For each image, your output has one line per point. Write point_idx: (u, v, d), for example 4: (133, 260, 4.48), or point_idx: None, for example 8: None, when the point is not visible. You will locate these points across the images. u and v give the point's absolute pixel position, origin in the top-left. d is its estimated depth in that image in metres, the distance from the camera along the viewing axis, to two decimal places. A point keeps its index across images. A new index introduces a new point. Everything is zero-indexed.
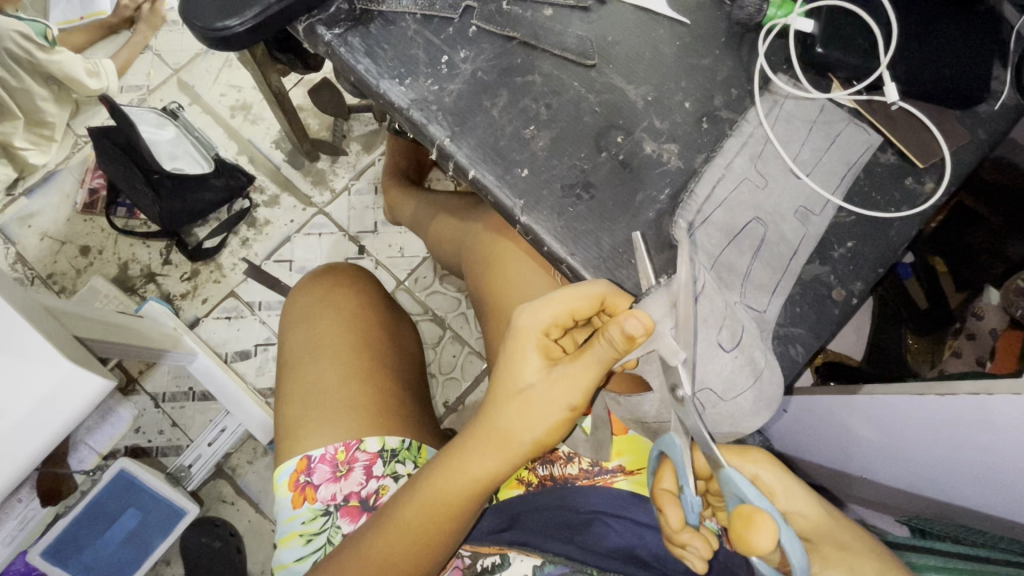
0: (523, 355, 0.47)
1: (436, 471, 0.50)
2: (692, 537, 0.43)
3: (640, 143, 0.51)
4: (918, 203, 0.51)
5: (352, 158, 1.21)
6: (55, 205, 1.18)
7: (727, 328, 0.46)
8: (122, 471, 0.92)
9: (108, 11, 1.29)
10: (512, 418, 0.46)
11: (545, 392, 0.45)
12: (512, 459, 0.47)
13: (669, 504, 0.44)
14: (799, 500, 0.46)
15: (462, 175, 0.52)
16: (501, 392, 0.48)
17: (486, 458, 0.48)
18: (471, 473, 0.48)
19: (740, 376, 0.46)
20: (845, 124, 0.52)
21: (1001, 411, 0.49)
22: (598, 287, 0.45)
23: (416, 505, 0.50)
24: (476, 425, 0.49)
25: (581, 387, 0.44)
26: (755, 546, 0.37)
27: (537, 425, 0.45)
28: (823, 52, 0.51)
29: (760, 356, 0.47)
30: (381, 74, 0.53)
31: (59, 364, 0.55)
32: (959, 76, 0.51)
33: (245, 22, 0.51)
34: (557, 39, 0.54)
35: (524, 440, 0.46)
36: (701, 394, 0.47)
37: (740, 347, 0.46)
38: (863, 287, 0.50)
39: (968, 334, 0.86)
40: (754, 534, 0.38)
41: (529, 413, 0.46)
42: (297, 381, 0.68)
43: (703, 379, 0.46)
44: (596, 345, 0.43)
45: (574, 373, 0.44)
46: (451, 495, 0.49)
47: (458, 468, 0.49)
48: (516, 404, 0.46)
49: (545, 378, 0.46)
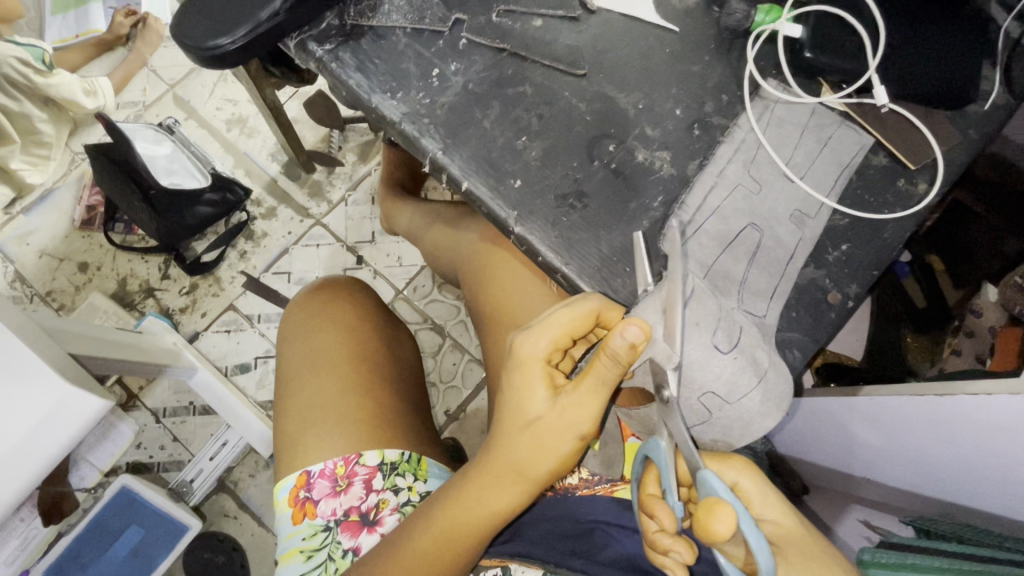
0: (527, 383, 0.46)
1: (451, 502, 0.50)
2: (674, 542, 0.41)
3: (632, 151, 0.51)
4: (911, 204, 0.52)
5: (348, 169, 1.21)
6: (52, 222, 1.18)
7: (722, 329, 0.46)
8: (123, 489, 0.93)
9: (102, 28, 1.29)
10: (524, 448, 0.46)
11: (555, 421, 0.45)
12: (526, 485, 0.47)
13: (659, 506, 0.43)
14: (771, 507, 0.46)
15: (455, 187, 0.52)
16: (508, 424, 0.47)
17: (500, 487, 0.48)
18: (488, 504, 0.48)
19: (743, 377, 0.46)
20: (837, 127, 0.52)
21: (1001, 410, 0.49)
22: (590, 301, 0.44)
23: (435, 536, 0.50)
24: (486, 457, 0.48)
25: (590, 410, 0.44)
26: (714, 534, 0.38)
27: (551, 453, 0.46)
28: (812, 56, 0.51)
29: (762, 356, 0.47)
30: (372, 88, 0.53)
31: (55, 385, 0.55)
32: (950, 75, 0.51)
33: (236, 40, 0.51)
34: (548, 49, 0.54)
35: (539, 468, 0.46)
36: (705, 397, 0.46)
37: (736, 349, 0.46)
38: (858, 289, 0.50)
39: (967, 332, 0.86)
40: (713, 520, 0.38)
41: (542, 441, 0.45)
42: (297, 403, 0.67)
43: (704, 383, 0.46)
44: (600, 365, 0.43)
45: (582, 397, 0.44)
46: (466, 523, 0.49)
47: (472, 499, 0.49)
48: (527, 435, 0.46)
49: (552, 404, 0.45)
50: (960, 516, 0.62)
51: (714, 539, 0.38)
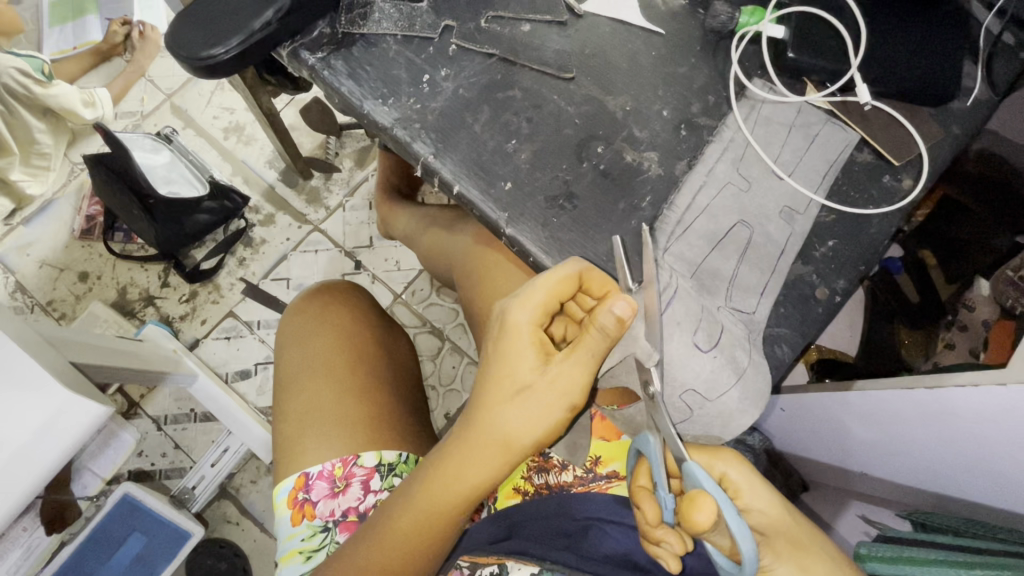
0: (517, 350, 0.46)
1: (433, 472, 0.49)
2: (666, 533, 0.43)
3: (621, 153, 0.52)
4: (896, 200, 0.52)
5: (345, 175, 1.22)
6: (52, 233, 1.19)
7: (703, 329, 0.47)
8: (127, 495, 0.94)
9: (99, 39, 1.30)
10: (511, 416, 0.46)
11: (543, 388, 0.45)
12: (512, 456, 0.47)
13: (646, 500, 0.45)
14: (761, 496, 0.45)
15: (447, 190, 0.53)
16: (496, 392, 0.46)
17: (484, 457, 0.47)
18: (474, 473, 0.47)
19: (722, 374, 0.47)
20: (823, 125, 0.53)
21: (989, 401, 0.50)
22: (573, 262, 0.46)
23: (417, 508, 0.49)
24: (470, 425, 0.48)
25: (579, 378, 0.45)
26: (693, 521, 0.40)
27: (537, 421, 0.45)
28: (795, 56, 0.52)
29: (742, 355, 0.47)
30: (364, 95, 0.54)
31: (56, 393, 0.56)
32: (932, 72, 0.52)
33: (230, 50, 0.52)
34: (536, 53, 0.55)
35: (524, 437, 0.46)
36: (685, 395, 0.47)
37: (716, 349, 0.47)
38: (845, 284, 0.51)
39: (960, 326, 0.87)
40: (695, 512, 0.40)
41: (529, 408, 0.45)
42: (295, 400, 0.68)
43: (686, 382, 0.47)
44: (589, 332, 0.44)
45: (570, 365, 0.45)
46: (452, 492, 0.48)
47: (456, 468, 0.48)
48: (514, 401, 0.46)
49: (540, 371, 0.46)
50: (954, 507, 0.62)
51: (698, 530, 0.41)
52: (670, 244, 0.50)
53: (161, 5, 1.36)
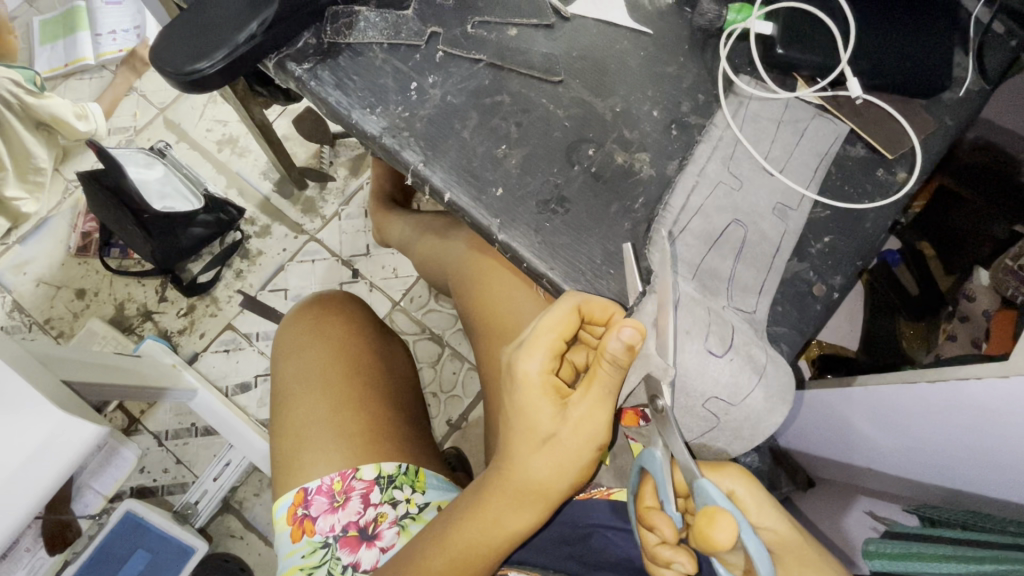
0: (532, 401, 0.44)
1: (468, 530, 0.48)
2: (676, 554, 0.41)
3: (612, 155, 0.52)
4: (891, 193, 0.52)
5: (340, 184, 1.22)
6: (49, 251, 1.18)
7: (714, 333, 0.46)
8: (128, 514, 0.93)
9: (92, 58, 1.30)
10: (538, 466, 0.44)
11: (568, 434, 0.43)
12: (544, 504, 0.46)
13: (659, 518, 0.43)
14: (770, 517, 0.43)
15: (438, 198, 0.52)
16: (519, 445, 0.45)
17: (518, 512, 0.46)
18: (504, 524, 0.47)
19: (743, 376, 0.46)
20: (813, 120, 0.53)
21: (991, 394, 0.49)
22: (571, 297, 0.45)
23: (454, 561, 0.49)
24: (500, 484, 0.46)
25: (600, 417, 0.43)
26: (716, 543, 0.37)
27: (568, 468, 0.44)
28: (784, 52, 0.52)
29: (759, 352, 0.47)
30: (351, 105, 0.54)
31: (50, 415, 0.55)
32: (921, 65, 0.52)
33: (215, 63, 0.52)
34: (523, 57, 0.54)
35: (555, 484, 0.45)
36: (709, 403, 0.47)
37: (730, 354, 0.46)
38: (843, 280, 0.50)
39: (961, 317, 0.86)
40: (713, 530, 0.37)
41: (559, 459, 0.44)
42: (291, 420, 0.67)
43: (706, 392, 0.46)
44: (599, 370, 0.42)
45: (588, 405, 0.43)
46: (483, 542, 0.48)
47: (490, 525, 0.47)
48: (542, 455, 0.44)
49: (560, 418, 0.44)
50: (965, 502, 0.61)
51: (714, 549, 0.37)
52: (653, 247, 0.49)
53: (150, 18, 1.34)
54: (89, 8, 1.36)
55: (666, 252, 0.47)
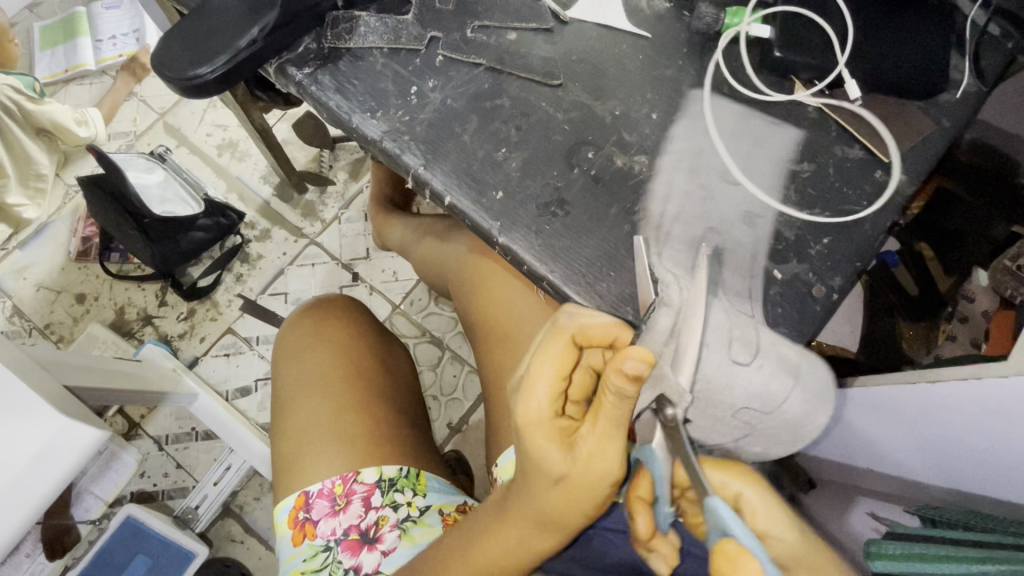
0: (538, 443, 0.43)
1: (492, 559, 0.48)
2: (659, 544, 0.45)
3: (611, 158, 0.52)
4: (889, 194, 0.52)
5: (340, 188, 1.22)
6: (49, 256, 1.19)
7: (738, 340, 0.46)
8: (128, 519, 0.93)
9: (92, 64, 1.31)
10: (553, 502, 0.44)
11: (581, 473, 0.42)
12: (563, 534, 0.46)
13: (640, 512, 0.44)
14: (779, 518, 0.43)
15: (439, 202, 0.53)
16: (533, 484, 0.44)
17: (540, 540, 0.46)
18: (524, 552, 0.47)
19: (774, 383, 0.47)
20: (810, 122, 0.53)
21: (992, 395, 0.49)
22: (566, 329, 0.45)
23: (474, 575, 0.50)
24: (517, 518, 0.46)
25: (611, 450, 0.42)
26: None
27: (583, 503, 0.43)
28: (781, 55, 0.52)
29: (787, 350, 0.47)
30: (352, 109, 0.54)
31: (50, 420, 0.55)
32: (917, 67, 0.52)
33: (216, 69, 0.52)
34: (522, 61, 0.55)
35: (572, 517, 0.44)
36: (743, 411, 0.48)
37: (758, 360, 0.46)
38: (843, 281, 0.50)
39: (961, 318, 0.87)
40: (735, 573, 0.36)
41: (574, 496, 0.43)
42: (292, 424, 0.67)
43: (738, 402, 0.47)
44: (604, 402, 0.41)
45: (596, 438, 0.42)
46: (504, 567, 0.48)
47: (510, 553, 0.48)
48: (557, 492, 0.43)
49: (568, 457, 0.42)
50: (966, 503, 0.61)
51: None
52: (649, 251, 0.49)
53: (150, 23, 1.35)
54: (90, 14, 1.37)
55: None
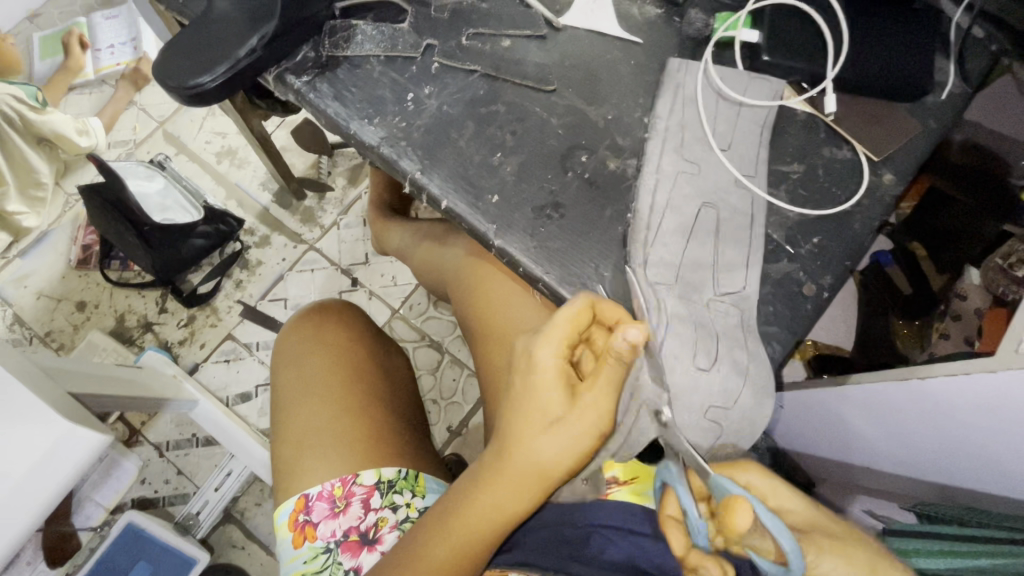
0: (539, 384, 0.45)
1: (465, 507, 0.48)
2: (701, 557, 0.38)
3: (604, 161, 0.53)
4: (877, 194, 0.53)
5: (338, 194, 1.23)
6: (49, 264, 1.19)
7: (701, 348, 0.47)
8: (129, 525, 0.94)
9: (92, 73, 1.32)
10: (538, 452, 0.44)
11: (571, 425, 0.43)
12: (543, 491, 0.46)
13: (672, 528, 0.40)
14: (790, 500, 0.44)
15: (436, 206, 0.54)
16: (524, 430, 0.44)
17: (515, 496, 0.46)
18: (502, 506, 0.47)
19: (731, 384, 0.47)
20: (799, 126, 0.54)
21: (979, 389, 0.50)
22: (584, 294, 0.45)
23: (456, 532, 0.49)
24: (501, 469, 0.46)
25: (605, 411, 0.43)
26: (736, 528, 0.36)
27: (568, 458, 0.44)
28: (770, 59, 0.53)
29: (742, 354, 0.48)
30: (350, 116, 0.55)
31: (56, 424, 0.56)
32: (903, 70, 0.53)
33: (216, 77, 0.53)
34: (517, 67, 0.56)
35: (554, 473, 0.44)
36: (709, 412, 0.47)
37: (716, 365, 0.47)
38: (832, 280, 0.51)
39: (953, 316, 0.87)
40: (734, 515, 0.36)
41: (561, 449, 0.43)
42: (291, 427, 0.68)
43: (703, 402, 0.47)
44: (604, 368, 0.43)
45: (595, 397, 0.43)
46: (482, 522, 0.48)
47: (490, 504, 0.47)
48: (544, 440, 0.44)
49: (565, 405, 0.44)
50: (961, 497, 0.62)
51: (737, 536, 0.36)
52: (642, 249, 0.50)
53: (149, 33, 1.35)
54: (90, 24, 1.38)
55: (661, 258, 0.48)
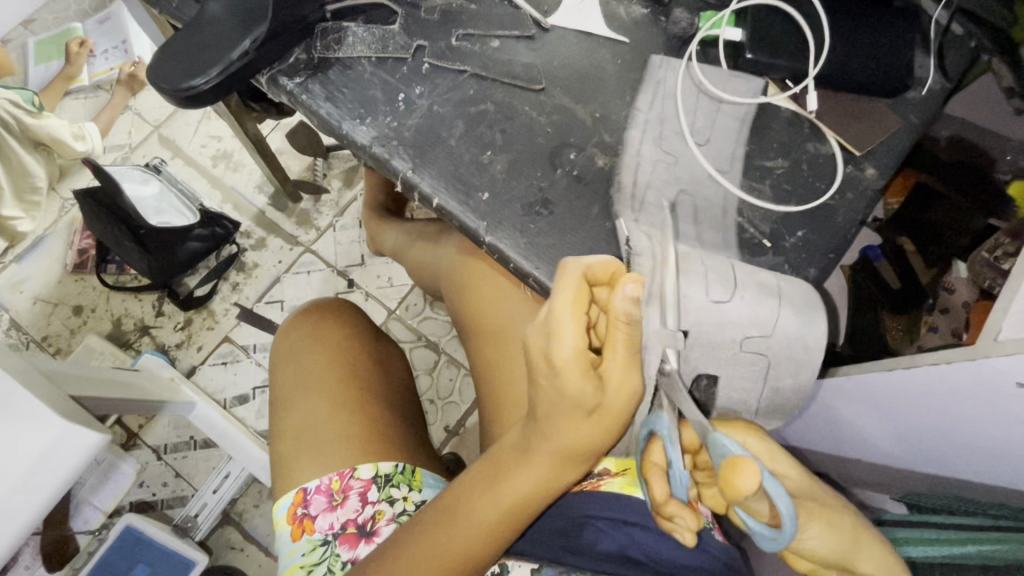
0: (567, 377, 0.42)
1: (516, 499, 0.48)
2: (679, 509, 0.45)
3: (592, 159, 0.54)
4: (860, 188, 0.54)
5: (334, 196, 1.24)
6: (45, 269, 1.20)
7: (715, 279, 0.48)
8: (129, 528, 0.94)
9: (87, 78, 1.32)
10: (579, 429, 0.44)
11: (609, 402, 0.43)
12: (586, 459, 0.46)
13: (655, 478, 0.45)
14: (784, 463, 0.46)
15: (427, 204, 0.54)
16: (565, 414, 0.44)
17: (562, 472, 0.47)
18: (546, 480, 0.47)
19: (761, 313, 0.47)
20: (782, 122, 0.55)
21: (961, 377, 0.51)
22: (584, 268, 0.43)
23: (499, 516, 0.49)
24: (543, 449, 0.46)
25: (634, 375, 0.42)
26: (740, 489, 0.37)
27: (612, 429, 0.44)
28: (753, 57, 0.54)
29: (765, 277, 0.49)
30: (342, 116, 0.56)
31: (53, 423, 0.57)
32: (882, 66, 0.55)
33: (211, 80, 0.54)
34: (506, 67, 0.57)
35: (599, 442, 0.45)
36: (747, 344, 0.48)
37: (736, 296, 0.47)
38: (817, 273, 0.52)
39: (941, 309, 0.88)
40: (738, 477, 0.37)
41: (603, 422, 0.43)
42: (292, 421, 0.69)
43: (735, 337, 0.48)
44: (617, 333, 0.42)
45: (622, 366, 0.42)
46: (528, 500, 0.48)
47: (533, 483, 0.48)
48: (589, 420, 0.44)
49: (598, 385, 0.42)
50: (949, 487, 0.63)
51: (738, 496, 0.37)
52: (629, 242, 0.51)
53: (144, 39, 1.36)
54: (84, 31, 1.39)
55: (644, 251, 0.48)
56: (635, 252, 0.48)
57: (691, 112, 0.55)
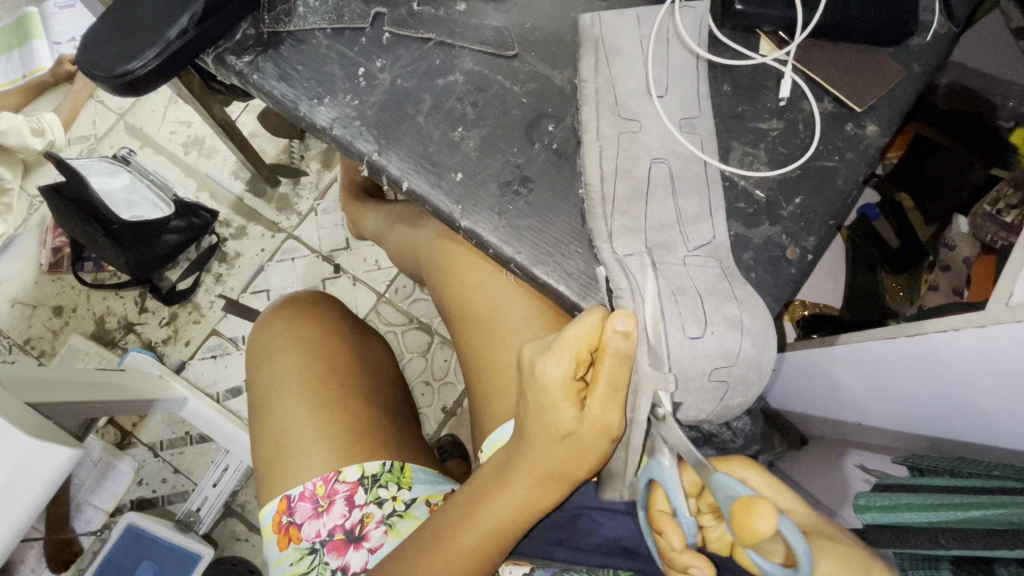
0: (551, 405, 0.42)
1: (494, 524, 0.47)
2: (693, 557, 0.38)
3: (573, 131, 0.50)
4: (861, 148, 0.50)
5: (313, 178, 1.19)
6: (19, 270, 1.15)
7: (689, 313, 0.43)
8: (131, 526, 0.92)
9: (49, 65, 1.24)
10: (557, 453, 0.44)
11: (588, 433, 0.42)
12: (568, 482, 0.45)
13: (669, 524, 0.40)
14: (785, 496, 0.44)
15: (397, 187, 0.50)
16: (541, 439, 0.43)
17: (546, 494, 0.46)
18: (525, 504, 0.47)
19: (729, 341, 0.44)
20: (774, 80, 0.52)
21: (961, 346, 0.50)
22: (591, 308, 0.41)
23: (481, 535, 0.48)
24: (523, 471, 0.45)
25: (615, 411, 0.41)
26: (759, 532, 0.34)
27: (593, 455, 0.43)
28: (743, 8, 0.50)
29: (730, 307, 0.45)
30: (298, 96, 0.51)
31: (17, 442, 0.54)
32: (884, 8, 0.50)
33: (147, 63, 0.49)
34: (474, 33, 0.52)
35: (580, 467, 0.44)
36: (714, 374, 0.44)
37: (709, 330, 0.43)
38: (817, 242, 0.49)
39: (942, 267, 0.85)
40: (754, 519, 0.34)
41: (583, 450, 0.43)
42: (269, 427, 0.66)
43: (705, 368, 0.44)
44: (608, 370, 0.40)
45: (606, 401, 0.41)
46: (508, 521, 0.47)
47: (513, 503, 0.47)
48: (564, 449, 0.43)
49: (579, 418, 0.42)
50: (954, 451, 0.61)
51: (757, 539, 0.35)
52: (612, 222, 0.47)
53: None
54: (41, 14, 1.29)
55: (618, 261, 0.45)
56: (612, 288, 0.44)
57: (663, 64, 0.50)
